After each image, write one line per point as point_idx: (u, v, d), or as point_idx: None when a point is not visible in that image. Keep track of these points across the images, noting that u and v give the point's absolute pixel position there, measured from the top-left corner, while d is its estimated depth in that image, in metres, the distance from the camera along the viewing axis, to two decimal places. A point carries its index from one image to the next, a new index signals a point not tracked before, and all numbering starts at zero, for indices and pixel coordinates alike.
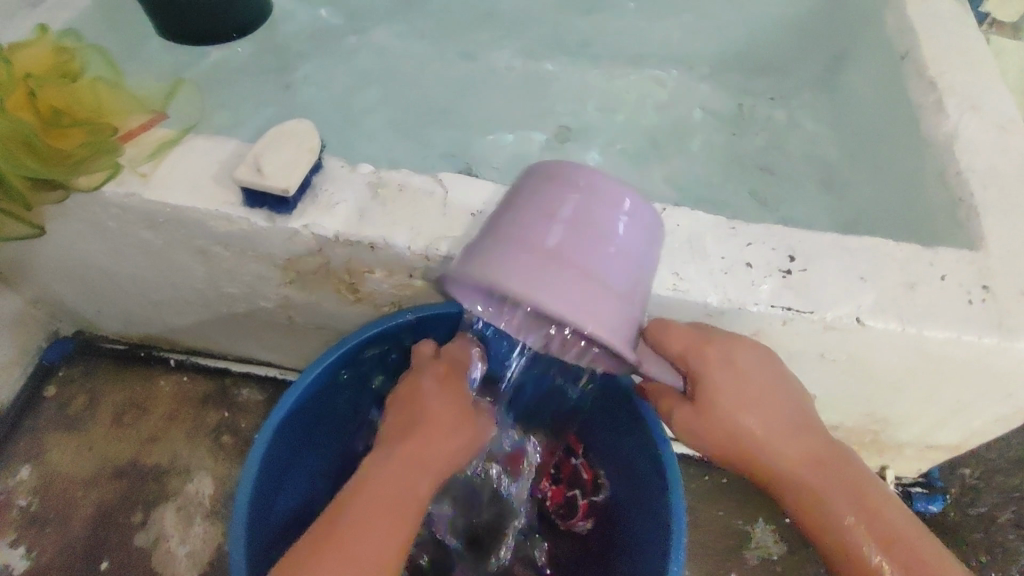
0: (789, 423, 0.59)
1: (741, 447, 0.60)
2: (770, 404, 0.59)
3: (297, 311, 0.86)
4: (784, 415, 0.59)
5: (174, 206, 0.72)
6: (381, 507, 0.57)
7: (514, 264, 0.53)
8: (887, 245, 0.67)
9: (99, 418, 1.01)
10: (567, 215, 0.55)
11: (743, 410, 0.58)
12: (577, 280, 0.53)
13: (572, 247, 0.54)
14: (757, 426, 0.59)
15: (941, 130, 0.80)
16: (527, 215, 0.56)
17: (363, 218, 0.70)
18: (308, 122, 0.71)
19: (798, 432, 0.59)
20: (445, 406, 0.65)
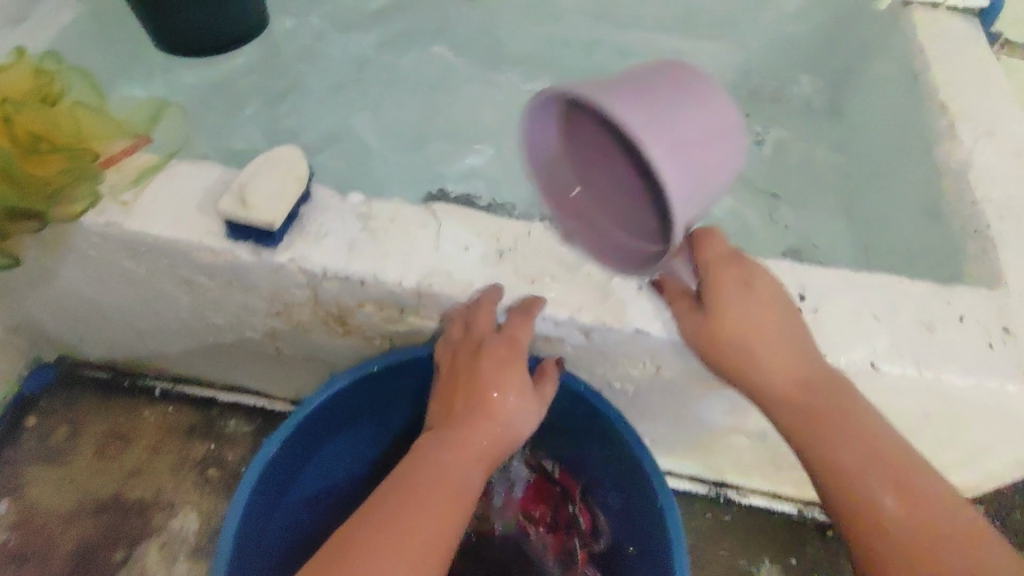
0: (800, 353, 0.57)
1: (731, 359, 0.57)
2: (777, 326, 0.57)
3: (285, 343, 0.83)
4: (789, 341, 0.56)
5: (154, 238, 0.68)
6: (427, 490, 0.56)
7: (646, 116, 0.55)
8: (902, 283, 0.64)
9: (81, 450, 0.97)
10: (702, 127, 0.57)
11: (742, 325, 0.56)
12: (677, 159, 0.56)
13: (665, 121, 0.55)
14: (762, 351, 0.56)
15: (954, 157, 0.77)
16: (678, 102, 0.57)
17: (352, 252, 0.67)
18: (297, 149, 0.68)
19: (804, 363, 0.56)
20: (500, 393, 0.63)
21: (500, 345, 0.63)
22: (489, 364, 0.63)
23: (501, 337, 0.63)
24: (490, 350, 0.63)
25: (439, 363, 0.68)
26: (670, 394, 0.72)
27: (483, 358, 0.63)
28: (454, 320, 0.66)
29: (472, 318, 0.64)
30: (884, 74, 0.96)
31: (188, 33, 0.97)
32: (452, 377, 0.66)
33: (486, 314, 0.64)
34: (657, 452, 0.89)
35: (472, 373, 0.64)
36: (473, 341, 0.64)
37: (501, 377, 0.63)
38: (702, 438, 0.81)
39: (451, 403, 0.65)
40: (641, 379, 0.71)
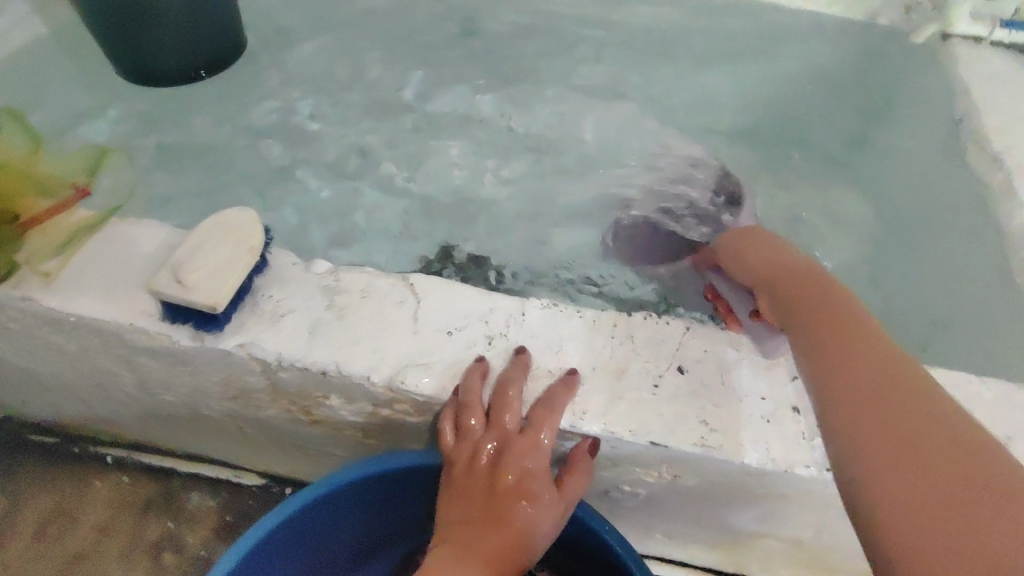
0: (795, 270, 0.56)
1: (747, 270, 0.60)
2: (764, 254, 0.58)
3: (245, 423, 0.72)
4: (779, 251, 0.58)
5: (80, 316, 0.58)
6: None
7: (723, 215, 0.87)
8: (970, 382, 0.53)
9: (19, 530, 0.86)
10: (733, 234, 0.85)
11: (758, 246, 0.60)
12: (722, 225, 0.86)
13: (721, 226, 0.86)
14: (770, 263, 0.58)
15: (1015, 220, 0.67)
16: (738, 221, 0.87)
17: (313, 336, 0.56)
18: (252, 212, 0.58)
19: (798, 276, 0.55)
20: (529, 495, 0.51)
21: (527, 450, 0.51)
22: (512, 471, 0.51)
23: (525, 439, 0.51)
24: (514, 454, 0.51)
25: (450, 462, 0.53)
26: (691, 500, 0.61)
27: (506, 457, 0.51)
28: (473, 404, 0.52)
29: (496, 409, 0.52)
30: (925, 115, 0.84)
31: (153, 56, 0.86)
32: (466, 480, 0.52)
33: (512, 408, 0.52)
34: (671, 546, 0.77)
35: (491, 479, 0.51)
36: (493, 440, 0.52)
37: (530, 486, 0.51)
38: (725, 539, 0.70)
39: (460, 513, 0.51)
40: (657, 485, 0.59)
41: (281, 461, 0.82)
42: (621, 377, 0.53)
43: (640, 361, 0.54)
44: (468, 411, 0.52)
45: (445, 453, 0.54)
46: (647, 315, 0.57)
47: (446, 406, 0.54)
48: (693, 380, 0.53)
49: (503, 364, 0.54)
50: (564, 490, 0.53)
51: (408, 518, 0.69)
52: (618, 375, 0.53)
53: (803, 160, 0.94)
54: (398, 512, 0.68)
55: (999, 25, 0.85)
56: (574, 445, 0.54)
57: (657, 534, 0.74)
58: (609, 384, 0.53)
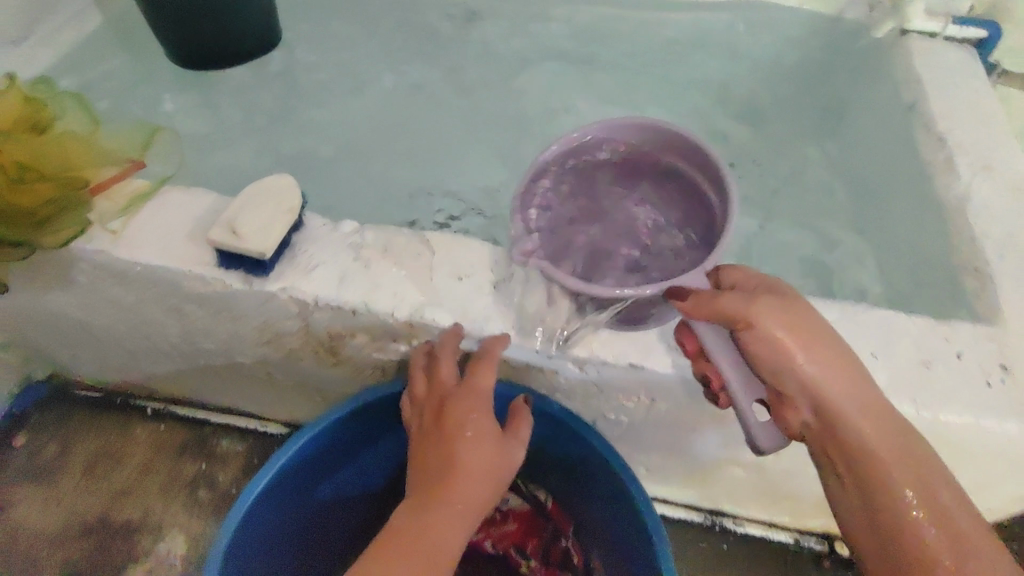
0: (826, 345, 0.52)
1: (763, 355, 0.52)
2: (798, 353, 0.51)
3: (276, 368, 0.81)
4: (798, 325, 0.51)
5: (144, 265, 0.67)
6: (418, 544, 0.53)
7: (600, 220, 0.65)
8: (900, 318, 0.63)
9: (72, 469, 0.97)
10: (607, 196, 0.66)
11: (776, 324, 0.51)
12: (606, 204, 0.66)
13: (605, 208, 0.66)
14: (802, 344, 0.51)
15: (952, 192, 0.76)
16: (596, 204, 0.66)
17: (343, 282, 0.66)
18: (290, 178, 0.67)
19: (834, 356, 0.52)
20: (472, 430, 0.58)
21: (463, 397, 0.60)
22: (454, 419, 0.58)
23: (462, 387, 0.60)
24: (454, 400, 0.60)
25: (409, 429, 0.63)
26: (666, 427, 0.71)
27: (445, 411, 0.59)
28: (415, 376, 0.64)
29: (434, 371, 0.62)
30: (882, 100, 0.94)
31: (196, 46, 0.97)
32: (420, 434, 0.61)
33: (446, 364, 0.62)
34: (654, 481, 0.88)
35: (437, 423, 0.59)
36: (436, 396, 0.61)
37: (472, 425, 0.58)
38: (697, 468, 0.80)
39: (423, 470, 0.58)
40: (636, 412, 0.69)
41: (306, 408, 0.92)
42: None
43: None
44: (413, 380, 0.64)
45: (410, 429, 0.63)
46: None
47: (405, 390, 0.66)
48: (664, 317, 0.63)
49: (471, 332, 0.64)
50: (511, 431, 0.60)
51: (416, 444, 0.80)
52: None
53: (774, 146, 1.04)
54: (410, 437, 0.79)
55: (952, 22, 0.92)
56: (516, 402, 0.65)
57: (640, 469, 0.84)
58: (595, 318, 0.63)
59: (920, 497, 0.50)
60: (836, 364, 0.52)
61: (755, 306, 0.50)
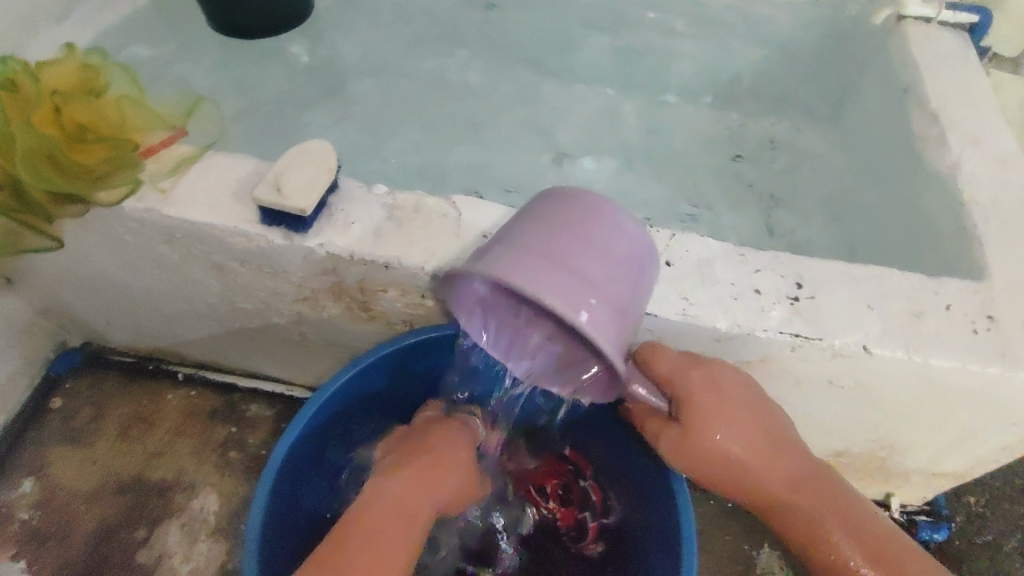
0: (744, 429, 0.61)
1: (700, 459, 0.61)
2: (718, 445, 0.60)
3: (308, 328, 0.86)
4: (712, 418, 0.60)
5: (191, 222, 0.72)
6: (395, 507, 0.60)
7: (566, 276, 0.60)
8: (893, 273, 0.68)
9: (105, 432, 1.00)
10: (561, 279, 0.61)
11: (697, 433, 0.60)
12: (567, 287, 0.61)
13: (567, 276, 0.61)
14: (721, 439, 0.60)
15: (943, 163, 0.81)
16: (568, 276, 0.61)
17: (378, 239, 0.71)
18: (328, 143, 0.73)
19: (750, 440, 0.61)
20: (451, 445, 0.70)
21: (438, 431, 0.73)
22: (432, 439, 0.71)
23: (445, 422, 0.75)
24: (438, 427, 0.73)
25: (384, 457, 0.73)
26: None
27: (424, 438, 0.72)
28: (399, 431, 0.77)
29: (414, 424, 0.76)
30: (879, 83, 0.99)
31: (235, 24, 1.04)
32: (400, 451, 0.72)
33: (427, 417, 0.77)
34: None
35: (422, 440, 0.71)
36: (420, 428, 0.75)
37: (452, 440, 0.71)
38: None
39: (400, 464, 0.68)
40: None
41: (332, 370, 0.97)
42: None
43: None
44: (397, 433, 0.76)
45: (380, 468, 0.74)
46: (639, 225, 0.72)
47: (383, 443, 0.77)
48: (675, 272, 0.68)
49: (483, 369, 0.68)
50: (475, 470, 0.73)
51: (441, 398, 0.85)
52: None
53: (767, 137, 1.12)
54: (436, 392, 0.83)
55: (945, 7, 0.97)
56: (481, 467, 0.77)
57: None
58: None
59: (841, 536, 0.59)
60: (750, 446, 0.61)
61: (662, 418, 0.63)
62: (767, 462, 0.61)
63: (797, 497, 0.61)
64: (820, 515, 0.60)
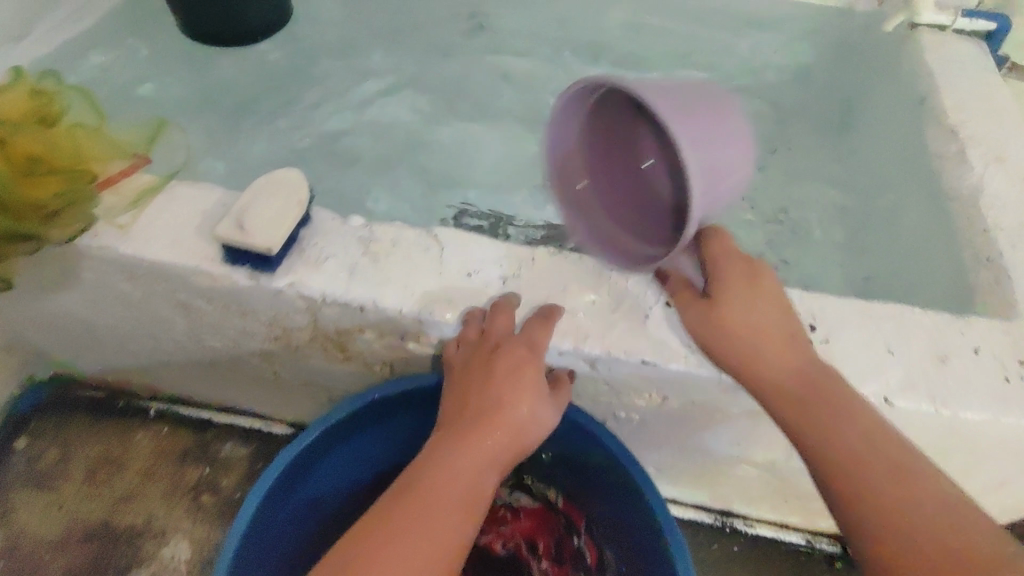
0: (784, 317, 0.56)
1: (725, 339, 0.56)
2: (747, 319, 0.55)
3: (283, 367, 0.81)
4: (767, 292, 0.56)
5: (149, 260, 0.66)
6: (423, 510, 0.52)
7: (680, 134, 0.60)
8: (915, 312, 0.62)
9: (72, 474, 0.95)
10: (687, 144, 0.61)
11: (736, 302, 0.55)
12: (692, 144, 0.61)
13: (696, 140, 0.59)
14: (751, 316, 0.55)
15: (965, 183, 0.75)
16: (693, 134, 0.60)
17: (352, 277, 0.65)
18: (299, 172, 0.67)
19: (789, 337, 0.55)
20: (513, 396, 0.59)
21: (519, 350, 0.60)
22: (507, 367, 0.59)
23: (515, 341, 0.60)
24: (507, 352, 0.60)
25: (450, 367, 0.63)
26: (678, 424, 0.70)
27: (488, 374, 0.59)
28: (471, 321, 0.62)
29: (488, 320, 0.62)
30: (892, 95, 0.93)
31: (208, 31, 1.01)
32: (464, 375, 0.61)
33: (505, 317, 0.61)
34: (663, 481, 0.87)
35: (484, 372, 0.60)
36: (489, 342, 0.61)
37: (517, 384, 0.59)
38: (708, 467, 0.79)
39: (461, 408, 0.60)
40: (648, 409, 0.68)
41: (311, 408, 0.91)
42: (616, 308, 0.63)
43: (632, 296, 0.63)
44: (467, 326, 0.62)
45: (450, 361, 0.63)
46: None
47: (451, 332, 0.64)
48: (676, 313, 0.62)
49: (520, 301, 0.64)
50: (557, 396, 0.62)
51: (421, 443, 0.80)
52: (613, 308, 0.63)
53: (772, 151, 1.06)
54: (414, 439, 0.79)
55: (961, 14, 0.91)
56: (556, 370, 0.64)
57: (650, 469, 0.83)
58: (605, 314, 0.63)
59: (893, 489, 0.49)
60: (784, 320, 0.56)
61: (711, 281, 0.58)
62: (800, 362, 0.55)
63: (824, 407, 0.53)
64: (844, 432, 0.52)
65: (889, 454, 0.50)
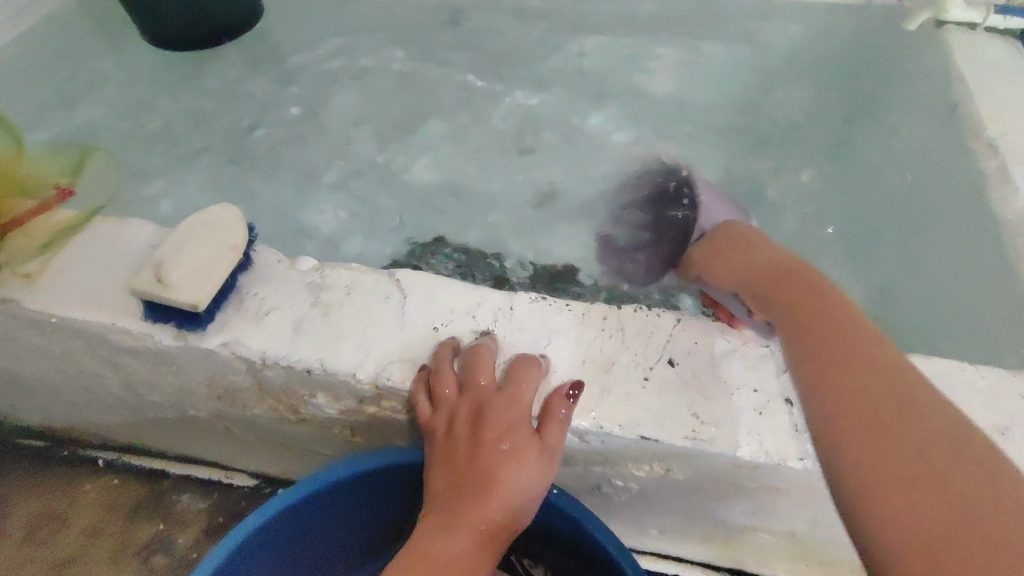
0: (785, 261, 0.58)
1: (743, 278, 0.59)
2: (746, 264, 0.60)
3: (233, 423, 0.71)
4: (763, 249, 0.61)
5: (61, 316, 0.57)
6: None
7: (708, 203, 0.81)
8: (965, 371, 0.53)
9: (8, 533, 0.84)
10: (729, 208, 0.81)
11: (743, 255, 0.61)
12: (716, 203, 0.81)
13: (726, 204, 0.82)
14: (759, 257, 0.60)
15: (1011, 208, 0.65)
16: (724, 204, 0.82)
17: (297, 335, 0.55)
18: (236, 210, 0.57)
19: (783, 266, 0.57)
20: (506, 467, 0.49)
21: (504, 406, 0.50)
22: (495, 431, 0.49)
23: (501, 399, 0.50)
24: (493, 415, 0.50)
25: (428, 432, 0.53)
26: (684, 494, 0.60)
27: (476, 441, 0.50)
28: (443, 371, 0.51)
29: (468, 374, 0.51)
30: (915, 102, 0.84)
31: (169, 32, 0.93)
32: (445, 446, 0.51)
33: (486, 371, 0.51)
34: (668, 542, 0.77)
35: (470, 443, 0.50)
36: (470, 402, 0.51)
37: (510, 453, 0.49)
38: (719, 532, 0.69)
39: (444, 484, 0.50)
40: (649, 480, 0.58)
41: (271, 461, 0.81)
42: (610, 369, 0.53)
43: (629, 354, 0.53)
44: (438, 379, 0.51)
45: (426, 423, 0.53)
46: (636, 307, 0.56)
47: (418, 384, 0.53)
48: (680, 373, 0.52)
49: (301, 354, 0.54)
50: (546, 438, 0.50)
51: (396, 513, 0.69)
52: (607, 369, 0.53)
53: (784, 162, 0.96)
54: (389, 509, 0.69)
55: (994, 11, 0.81)
56: (550, 393, 0.52)
57: (653, 531, 0.73)
58: (598, 377, 0.53)
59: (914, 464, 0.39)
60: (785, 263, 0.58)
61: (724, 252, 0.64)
62: (821, 303, 0.51)
63: (851, 365, 0.45)
64: (868, 397, 0.43)
65: (893, 412, 0.42)
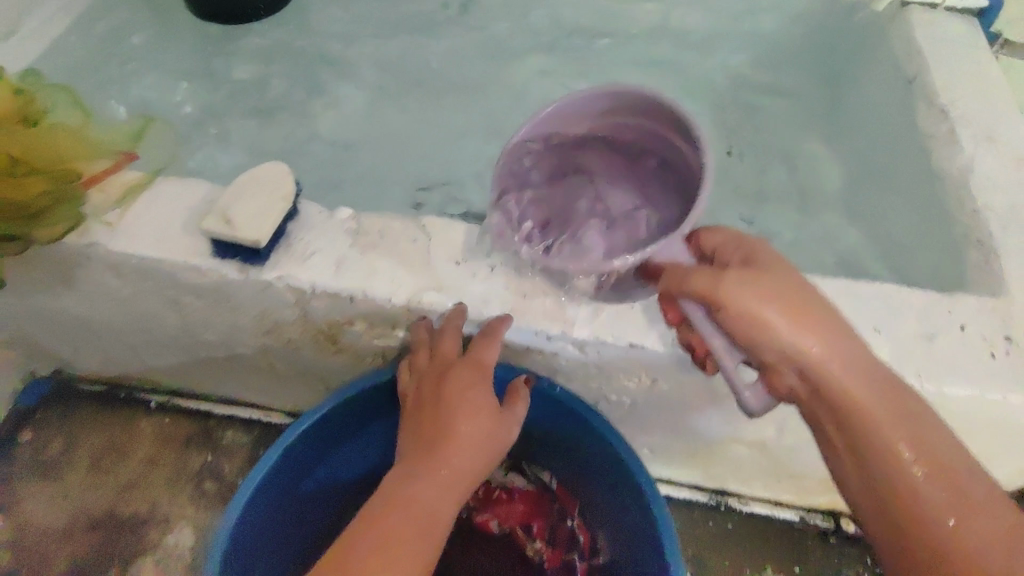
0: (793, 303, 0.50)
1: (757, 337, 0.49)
2: (772, 315, 0.48)
3: (277, 358, 0.82)
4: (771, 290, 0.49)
5: (140, 257, 0.67)
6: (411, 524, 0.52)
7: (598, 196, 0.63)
8: (902, 291, 0.63)
9: (77, 463, 0.96)
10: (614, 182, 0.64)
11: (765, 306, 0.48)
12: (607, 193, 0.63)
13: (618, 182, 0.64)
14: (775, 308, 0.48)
15: (956, 164, 0.75)
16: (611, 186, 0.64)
17: (339, 270, 0.65)
18: (284, 165, 0.67)
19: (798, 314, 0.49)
20: (469, 411, 0.58)
21: (466, 367, 0.61)
22: (457, 387, 0.60)
23: (464, 360, 0.61)
24: (456, 372, 0.61)
25: (405, 398, 0.65)
26: (668, 405, 0.71)
27: (443, 394, 0.60)
28: (420, 349, 0.64)
29: (437, 341, 0.63)
30: (879, 74, 0.93)
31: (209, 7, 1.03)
32: (417, 404, 0.62)
33: (450, 339, 0.62)
34: (658, 463, 0.88)
35: (436, 396, 0.60)
36: (439, 367, 0.62)
37: (472, 399, 0.59)
38: (699, 447, 0.80)
39: (416, 431, 0.60)
40: (637, 393, 0.69)
41: (308, 396, 0.92)
42: None
43: None
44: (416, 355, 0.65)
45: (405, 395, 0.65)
46: None
47: (404, 361, 0.67)
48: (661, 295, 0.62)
49: (343, 287, 0.65)
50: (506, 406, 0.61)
51: None
52: None
53: (764, 130, 1.05)
54: None
55: None
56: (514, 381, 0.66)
57: (644, 450, 0.84)
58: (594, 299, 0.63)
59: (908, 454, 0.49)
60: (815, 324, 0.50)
61: (723, 286, 0.48)
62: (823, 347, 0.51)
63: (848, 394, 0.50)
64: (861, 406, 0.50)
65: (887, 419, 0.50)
